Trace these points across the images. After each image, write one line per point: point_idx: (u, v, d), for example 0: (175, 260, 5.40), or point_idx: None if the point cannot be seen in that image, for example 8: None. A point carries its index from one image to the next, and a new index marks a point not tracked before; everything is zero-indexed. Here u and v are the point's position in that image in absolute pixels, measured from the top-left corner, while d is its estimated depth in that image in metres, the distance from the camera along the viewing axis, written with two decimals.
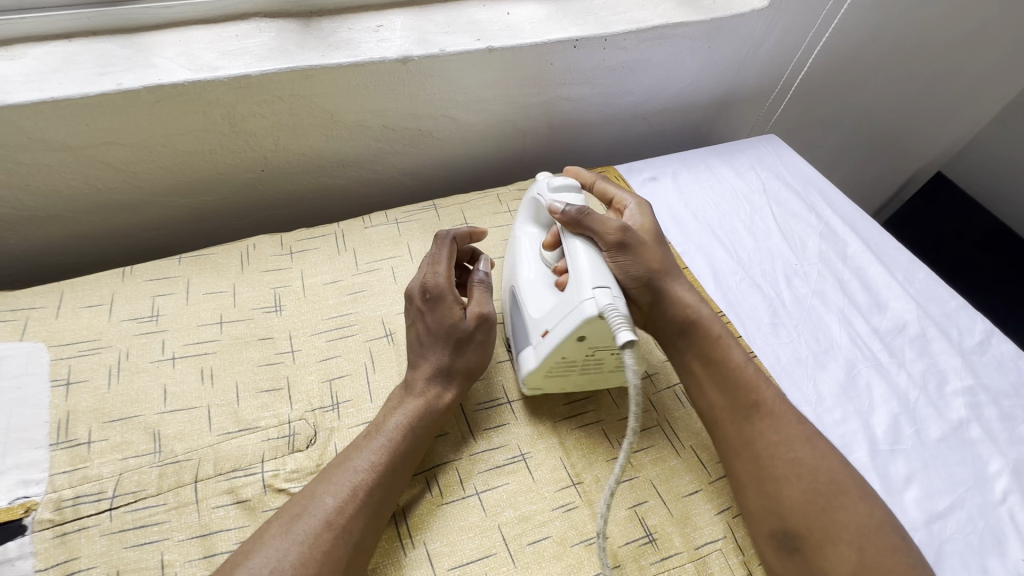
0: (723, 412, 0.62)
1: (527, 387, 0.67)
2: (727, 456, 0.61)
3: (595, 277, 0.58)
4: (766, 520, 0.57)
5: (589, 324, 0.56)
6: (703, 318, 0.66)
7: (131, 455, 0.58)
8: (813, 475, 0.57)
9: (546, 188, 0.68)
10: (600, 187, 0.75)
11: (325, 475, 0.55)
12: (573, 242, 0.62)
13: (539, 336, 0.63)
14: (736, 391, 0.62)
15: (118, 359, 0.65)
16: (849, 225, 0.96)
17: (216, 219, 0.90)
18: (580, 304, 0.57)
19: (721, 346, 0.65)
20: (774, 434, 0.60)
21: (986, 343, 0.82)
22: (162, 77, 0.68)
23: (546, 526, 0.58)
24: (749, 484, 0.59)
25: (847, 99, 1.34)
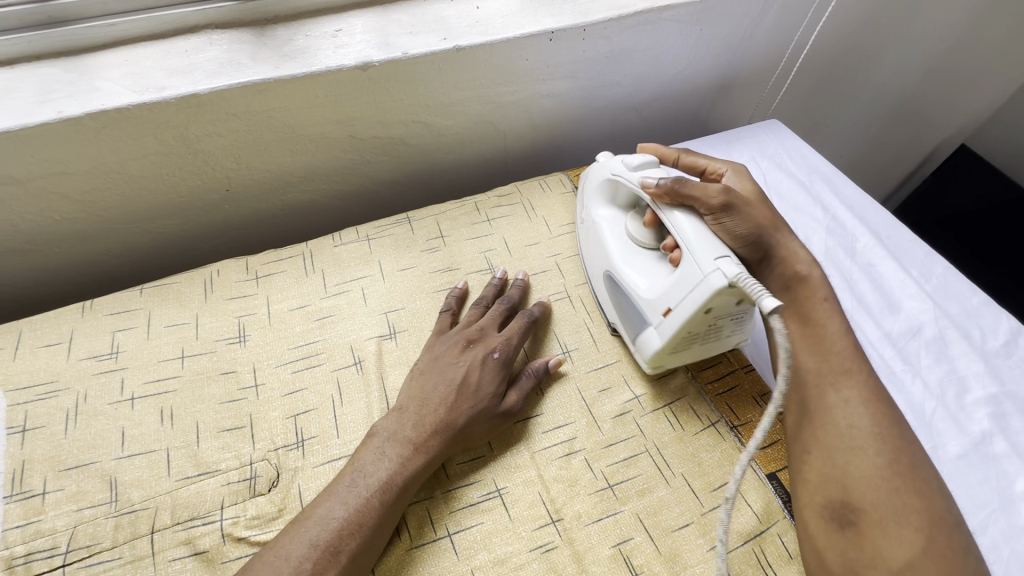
0: (810, 375, 0.60)
1: (648, 367, 0.67)
2: (799, 422, 0.58)
3: (712, 249, 0.59)
4: (821, 488, 0.53)
5: (718, 296, 0.57)
6: (808, 280, 0.66)
7: (86, 506, 0.55)
8: (890, 454, 0.53)
9: (624, 167, 0.71)
10: (690, 160, 0.77)
11: (299, 531, 0.50)
12: (675, 216, 0.64)
13: (660, 315, 0.63)
14: (829, 356, 0.60)
15: (75, 402, 0.62)
16: (858, 217, 0.89)
17: (187, 243, 0.87)
18: (708, 276, 0.57)
19: (824, 309, 0.64)
20: (856, 396, 0.57)
21: (1012, 344, 0.75)
22: (104, 102, 0.65)
23: (523, 570, 0.54)
24: (816, 450, 0.55)
25: (857, 74, 1.25)
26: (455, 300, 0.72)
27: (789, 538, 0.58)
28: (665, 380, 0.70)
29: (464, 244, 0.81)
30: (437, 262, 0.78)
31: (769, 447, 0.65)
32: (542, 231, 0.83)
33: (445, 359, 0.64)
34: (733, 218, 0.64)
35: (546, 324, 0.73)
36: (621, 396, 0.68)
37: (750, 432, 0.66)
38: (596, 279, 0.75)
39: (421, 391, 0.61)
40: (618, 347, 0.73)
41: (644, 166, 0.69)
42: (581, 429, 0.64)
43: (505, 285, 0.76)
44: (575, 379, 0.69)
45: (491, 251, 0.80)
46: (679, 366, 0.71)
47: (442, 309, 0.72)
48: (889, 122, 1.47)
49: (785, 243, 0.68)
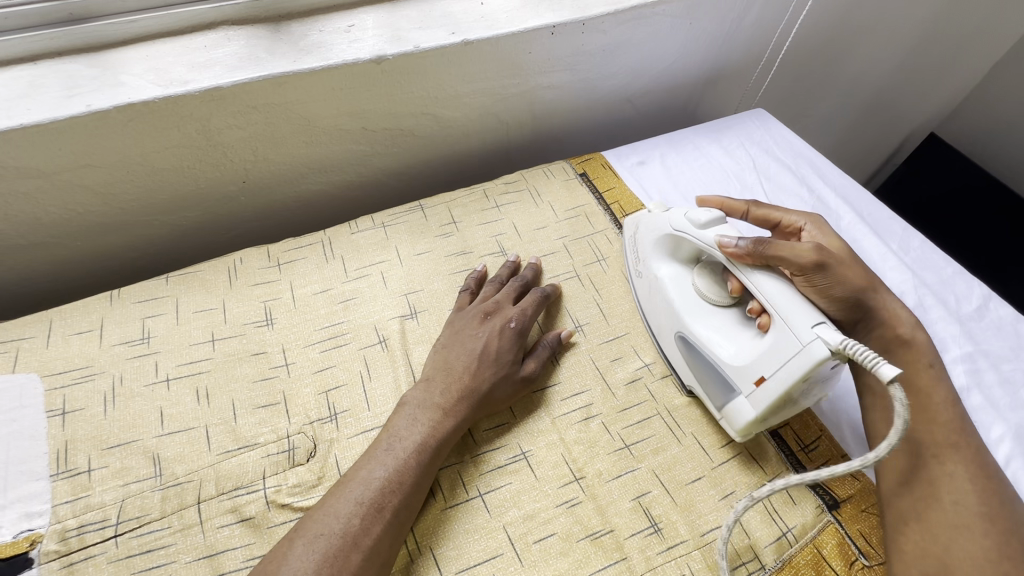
0: (912, 445, 0.60)
1: (737, 435, 0.63)
2: (897, 491, 0.59)
3: (807, 314, 0.57)
4: (919, 561, 0.54)
5: (820, 365, 0.55)
6: (913, 344, 0.65)
7: (132, 480, 0.58)
8: (998, 536, 0.53)
9: (688, 223, 0.69)
10: (761, 213, 0.75)
11: (344, 492, 0.54)
12: (756, 277, 0.62)
13: (751, 384, 0.60)
14: (935, 427, 0.60)
15: (111, 385, 0.64)
16: (841, 197, 0.95)
17: (203, 236, 0.89)
18: (808, 346, 0.55)
19: (928, 376, 0.63)
20: (963, 474, 0.57)
21: (983, 308, 0.82)
22: (130, 96, 0.67)
23: (551, 524, 0.59)
24: (914, 522, 0.56)
25: (833, 66, 1.32)
26: (474, 279, 0.76)
27: (792, 486, 0.64)
28: None
29: (476, 229, 0.84)
30: (451, 247, 0.82)
31: None
32: (549, 216, 0.88)
33: (466, 330, 0.68)
34: (826, 277, 0.63)
35: (558, 300, 0.78)
36: (632, 364, 0.72)
37: None
38: (664, 341, 0.72)
39: (445, 361, 0.65)
40: (627, 321, 0.77)
41: (713, 223, 0.67)
42: (597, 395, 0.69)
43: (519, 267, 0.80)
44: (589, 352, 0.73)
45: (503, 235, 0.84)
46: None
47: (461, 289, 0.75)
48: (865, 112, 1.55)
49: (884, 303, 0.66)
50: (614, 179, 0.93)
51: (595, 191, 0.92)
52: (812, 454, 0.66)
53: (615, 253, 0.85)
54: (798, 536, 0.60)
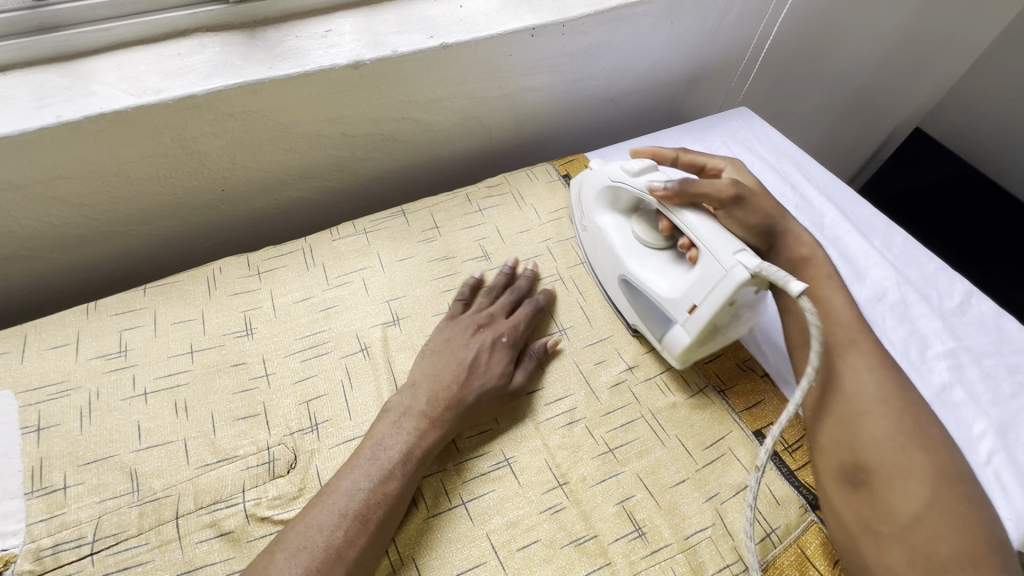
0: (820, 350, 0.65)
1: (679, 363, 0.68)
2: (813, 394, 0.64)
3: (728, 242, 0.62)
4: (835, 454, 0.59)
5: (742, 287, 0.60)
6: (814, 259, 0.73)
7: (109, 496, 0.57)
8: (896, 415, 0.58)
9: (623, 174, 0.73)
10: (688, 158, 0.82)
11: (326, 503, 0.53)
12: (684, 216, 0.66)
13: (685, 313, 0.65)
14: (836, 329, 0.66)
15: (87, 400, 0.63)
16: (824, 195, 0.95)
17: (182, 244, 0.88)
18: (730, 271, 0.60)
19: (829, 289, 0.70)
20: (860, 365, 0.62)
21: (966, 304, 0.82)
22: (102, 105, 0.66)
23: (535, 531, 0.58)
24: (828, 419, 0.61)
25: (816, 63, 1.32)
26: (465, 287, 0.76)
27: (776, 486, 0.63)
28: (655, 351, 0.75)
29: (458, 233, 0.84)
30: (433, 252, 0.81)
31: (754, 406, 0.70)
32: (532, 219, 0.87)
33: (456, 341, 0.68)
34: (741, 208, 0.72)
35: (552, 300, 0.78)
36: (615, 366, 0.72)
37: (736, 395, 0.72)
38: (610, 283, 0.77)
39: (432, 370, 0.65)
40: (611, 324, 0.77)
41: (645, 171, 0.71)
42: (581, 399, 0.69)
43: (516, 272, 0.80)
44: (573, 355, 0.73)
45: (485, 239, 0.84)
46: None
47: (455, 297, 0.75)
48: (850, 108, 1.56)
49: (788, 226, 0.75)
50: None
51: None
52: (795, 454, 0.66)
53: None
54: (782, 537, 0.60)
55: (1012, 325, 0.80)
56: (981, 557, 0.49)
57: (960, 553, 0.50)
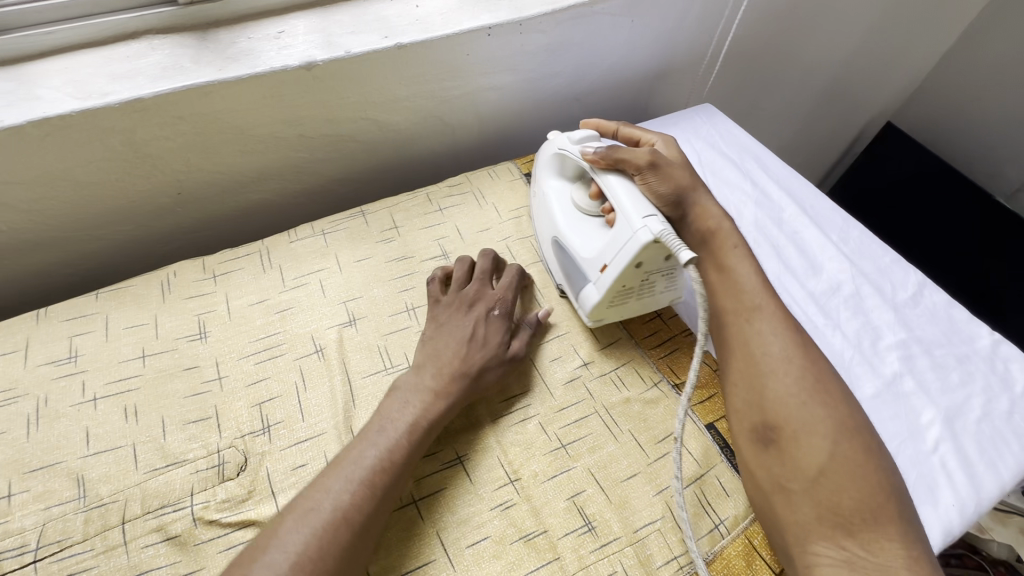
0: (730, 316, 0.66)
1: (590, 320, 0.72)
2: (726, 359, 0.65)
3: (641, 208, 0.65)
4: (747, 416, 0.61)
5: (645, 250, 0.63)
6: (719, 232, 0.72)
7: (55, 503, 0.57)
8: (798, 373, 0.60)
9: (567, 141, 0.76)
10: (625, 133, 0.84)
11: (337, 471, 0.54)
12: (608, 179, 0.70)
13: (597, 272, 0.69)
14: (741, 295, 0.67)
15: (35, 407, 0.63)
16: (783, 190, 0.97)
17: (141, 248, 0.87)
18: (636, 233, 0.63)
19: (735, 255, 0.70)
20: (765, 327, 0.64)
21: (918, 295, 0.84)
22: (46, 110, 0.65)
23: (485, 527, 0.59)
24: (739, 381, 0.63)
25: (782, 60, 1.34)
26: (446, 268, 0.76)
27: (726, 478, 0.64)
28: (611, 347, 0.75)
29: (417, 232, 0.84)
30: (392, 252, 0.81)
31: (708, 400, 0.71)
32: (492, 217, 0.87)
33: (451, 320, 0.69)
34: (657, 176, 0.71)
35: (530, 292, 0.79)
36: (570, 363, 0.73)
37: (690, 388, 0.72)
38: (545, 247, 0.80)
39: (434, 347, 0.66)
40: (568, 320, 0.77)
41: (585, 139, 0.75)
42: (535, 395, 0.69)
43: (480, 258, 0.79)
44: (529, 351, 0.73)
45: (445, 238, 0.84)
46: (624, 334, 0.77)
47: (430, 281, 0.75)
48: (819, 103, 1.58)
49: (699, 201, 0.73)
50: None
51: None
52: None
53: None
54: (730, 528, 0.61)
55: (963, 315, 0.81)
56: (877, 499, 0.53)
57: (860, 500, 0.52)
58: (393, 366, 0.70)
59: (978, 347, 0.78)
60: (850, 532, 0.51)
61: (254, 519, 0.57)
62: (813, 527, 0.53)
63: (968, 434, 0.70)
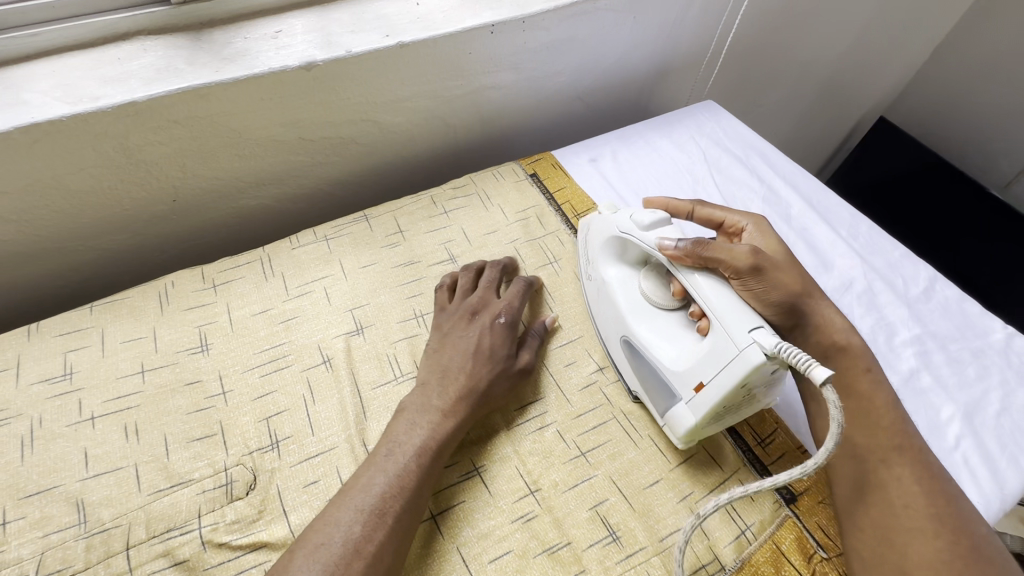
0: (859, 454, 0.60)
1: (680, 442, 0.62)
2: (852, 499, 0.58)
3: (745, 318, 0.56)
4: (882, 571, 0.53)
5: (756, 371, 0.53)
6: (848, 347, 0.65)
7: (54, 530, 0.54)
8: (949, 534, 0.53)
9: (633, 226, 0.68)
10: (706, 213, 0.74)
11: (345, 501, 0.52)
12: (695, 280, 0.61)
13: (692, 390, 0.59)
14: (878, 430, 0.60)
15: (29, 428, 0.60)
16: (791, 186, 0.96)
17: (135, 257, 0.84)
18: (744, 351, 0.54)
19: (866, 380, 0.63)
20: (910, 477, 0.57)
21: (930, 290, 0.83)
22: (34, 114, 0.62)
23: (507, 541, 0.57)
24: (871, 531, 0.55)
25: (780, 55, 1.33)
26: (450, 277, 0.75)
27: (749, 482, 0.63)
28: None
29: (423, 237, 0.82)
30: (398, 257, 0.79)
31: None
32: (499, 220, 0.85)
33: (454, 332, 0.67)
34: (760, 282, 0.62)
35: (549, 299, 0.78)
36: (586, 368, 0.71)
37: None
38: (613, 347, 0.70)
39: (440, 363, 0.64)
40: (582, 325, 0.76)
41: (656, 225, 0.67)
42: (552, 403, 0.67)
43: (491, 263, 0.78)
44: (544, 358, 0.71)
45: (451, 242, 0.82)
46: None
47: (438, 288, 0.74)
48: (817, 99, 1.58)
49: (819, 309, 0.66)
50: (565, 180, 0.92)
51: (545, 192, 0.90)
52: (769, 449, 0.66)
53: (568, 254, 0.83)
54: (757, 533, 0.60)
55: (975, 308, 0.81)
56: None
57: None
58: (403, 375, 0.67)
59: (993, 341, 0.78)
60: None
61: (266, 541, 0.54)
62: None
63: (988, 429, 0.69)
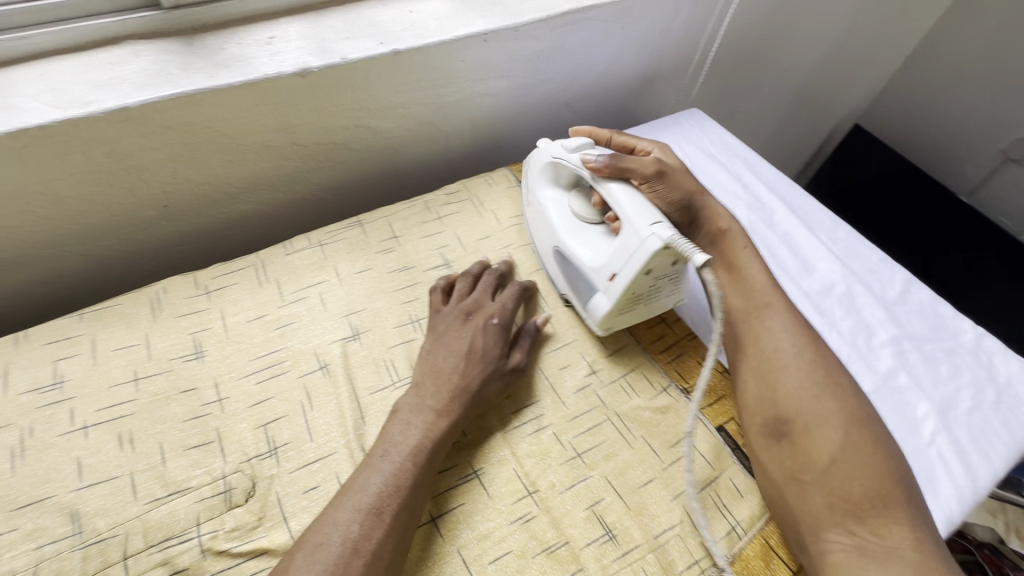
0: (740, 316, 0.72)
1: (600, 328, 0.73)
2: (737, 354, 0.70)
3: (648, 215, 0.66)
4: (760, 411, 0.65)
5: (654, 256, 0.64)
6: (730, 233, 0.78)
7: (48, 542, 0.53)
8: (809, 367, 0.64)
9: (562, 150, 0.77)
10: (620, 141, 0.82)
11: (342, 502, 0.52)
12: (611, 189, 0.71)
13: (606, 281, 0.69)
14: (752, 292, 0.72)
15: (19, 439, 0.58)
16: (773, 192, 0.99)
17: (123, 262, 0.83)
18: (645, 241, 0.64)
19: (745, 256, 0.76)
20: (778, 326, 0.68)
21: (906, 292, 0.87)
22: (23, 120, 0.61)
23: (506, 541, 0.58)
24: (752, 378, 0.67)
25: (761, 64, 1.37)
26: (445, 279, 0.76)
27: (738, 479, 0.66)
28: (619, 354, 0.75)
29: (417, 242, 0.82)
30: (392, 262, 0.80)
31: (716, 402, 0.72)
32: (492, 225, 0.87)
33: (448, 333, 0.68)
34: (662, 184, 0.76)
35: (541, 304, 0.79)
36: (580, 371, 0.73)
37: (699, 391, 0.73)
38: (546, 257, 0.81)
39: (434, 364, 0.65)
40: (575, 327, 0.77)
41: (581, 148, 0.76)
42: (547, 405, 0.69)
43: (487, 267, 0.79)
44: (536, 361, 0.73)
45: (446, 247, 0.83)
46: (629, 340, 0.77)
47: (432, 291, 0.75)
48: (795, 106, 1.63)
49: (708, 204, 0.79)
50: None
51: None
52: None
53: None
54: (746, 529, 0.62)
55: (947, 310, 0.85)
56: (885, 486, 0.56)
57: (871, 488, 0.56)
58: (400, 380, 0.68)
59: (964, 341, 0.82)
60: (861, 518, 0.55)
61: (266, 547, 0.54)
62: (825, 514, 0.57)
63: (961, 425, 0.72)
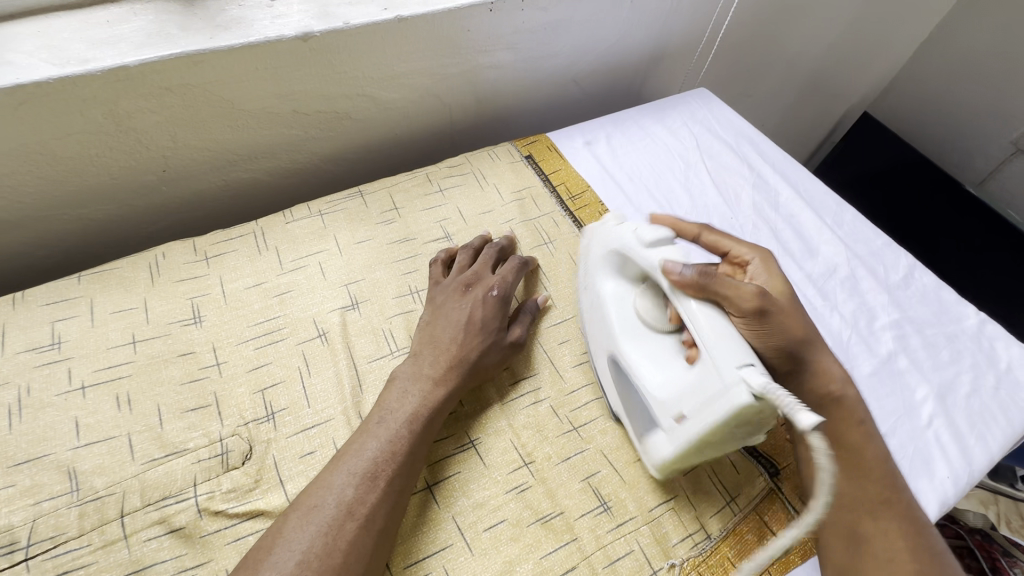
0: (845, 500, 0.56)
1: (657, 472, 0.60)
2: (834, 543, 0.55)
3: (736, 353, 0.52)
4: None
5: (742, 410, 0.50)
6: (844, 399, 0.61)
7: (45, 498, 0.53)
8: None
9: (634, 241, 0.64)
10: (711, 239, 0.71)
11: (337, 466, 0.52)
12: (691, 308, 0.56)
13: (673, 420, 0.56)
14: (869, 479, 0.57)
15: (17, 397, 0.58)
16: (780, 174, 0.98)
17: (122, 227, 0.82)
18: (731, 389, 0.50)
19: (860, 433, 0.60)
20: (896, 529, 0.54)
21: (909, 277, 0.86)
22: (20, 76, 0.60)
23: (500, 510, 0.58)
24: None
25: (772, 46, 1.35)
26: (446, 252, 0.75)
27: (736, 455, 0.66)
28: None
29: (418, 214, 0.82)
30: (393, 234, 0.79)
31: None
32: (494, 199, 0.86)
33: (448, 304, 0.67)
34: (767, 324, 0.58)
35: (544, 278, 0.79)
36: (579, 346, 0.72)
37: None
38: (600, 367, 0.67)
39: (432, 335, 0.64)
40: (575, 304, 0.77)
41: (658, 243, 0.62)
42: (545, 379, 0.68)
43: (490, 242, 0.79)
44: (536, 334, 0.72)
45: (447, 220, 0.82)
46: None
47: (434, 263, 0.74)
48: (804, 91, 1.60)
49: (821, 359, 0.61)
50: (560, 163, 0.92)
51: (541, 173, 0.91)
52: None
53: (562, 236, 0.84)
54: (742, 505, 0.62)
55: (950, 296, 0.85)
56: None
57: None
58: (399, 350, 0.68)
59: (966, 327, 0.81)
60: None
61: (263, 509, 0.55)
62: None
63: (959, 410, 0.72)
